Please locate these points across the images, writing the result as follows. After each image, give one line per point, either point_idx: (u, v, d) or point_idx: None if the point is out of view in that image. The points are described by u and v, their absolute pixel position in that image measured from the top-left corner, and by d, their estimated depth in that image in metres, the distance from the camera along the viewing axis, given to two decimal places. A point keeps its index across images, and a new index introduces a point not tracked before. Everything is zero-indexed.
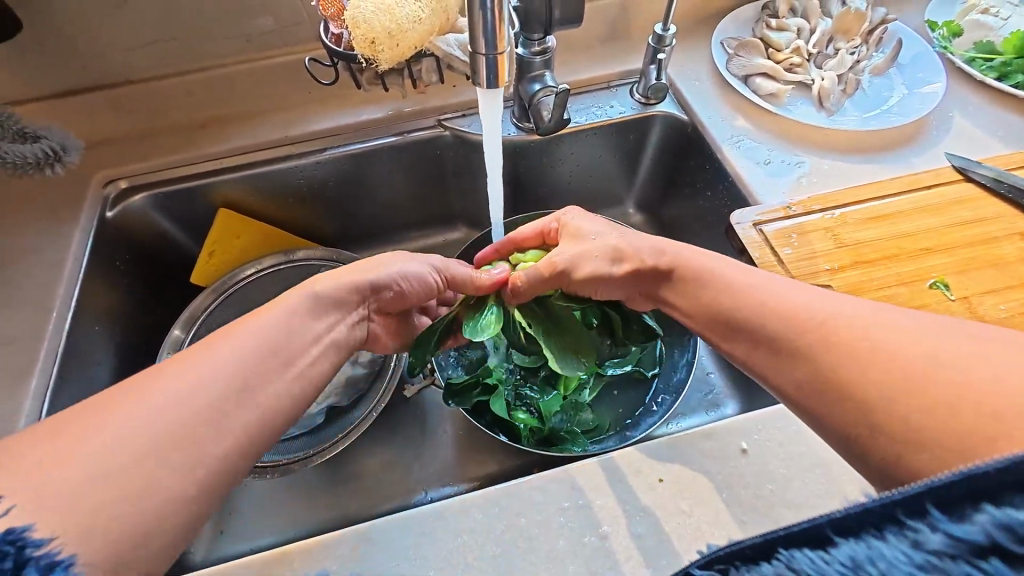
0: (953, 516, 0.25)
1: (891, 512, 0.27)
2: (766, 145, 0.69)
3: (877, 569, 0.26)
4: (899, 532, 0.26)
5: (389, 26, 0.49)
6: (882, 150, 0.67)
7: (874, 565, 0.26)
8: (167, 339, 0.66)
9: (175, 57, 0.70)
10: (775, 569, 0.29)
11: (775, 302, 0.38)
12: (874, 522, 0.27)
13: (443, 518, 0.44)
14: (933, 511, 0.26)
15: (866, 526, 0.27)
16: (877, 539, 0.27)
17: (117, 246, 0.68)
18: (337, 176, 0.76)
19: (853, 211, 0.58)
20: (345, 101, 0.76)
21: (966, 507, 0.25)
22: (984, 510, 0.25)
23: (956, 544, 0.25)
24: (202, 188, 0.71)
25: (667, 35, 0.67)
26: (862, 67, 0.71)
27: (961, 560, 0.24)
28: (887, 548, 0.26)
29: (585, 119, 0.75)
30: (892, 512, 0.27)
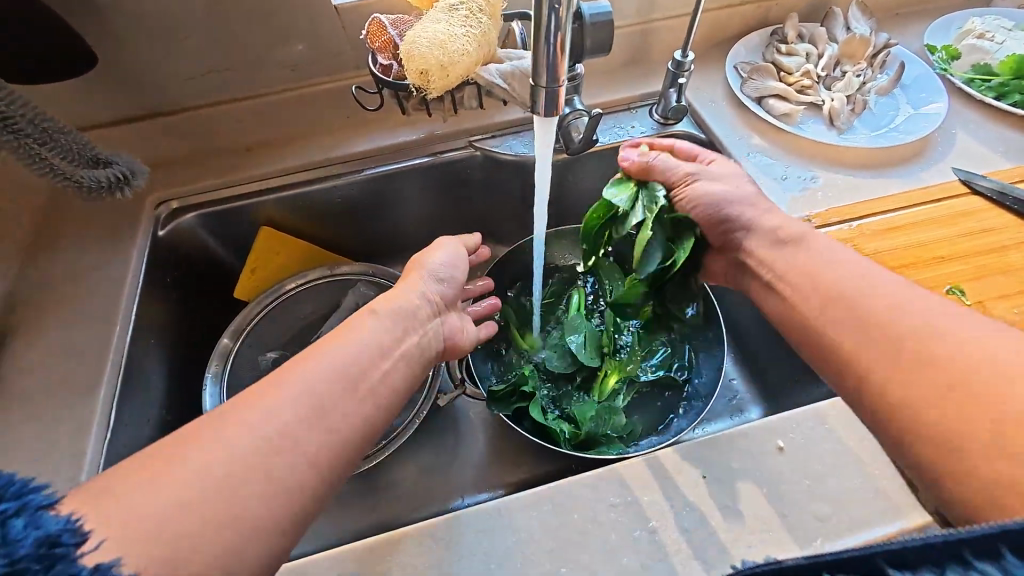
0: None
1: (958, 551, 0.30)
2: (781, 162, 0.73)
3: None
4: (965, 571, 0.30)
5: (441, 59, 0.53)
6: (891, 165, 0.71)
7: None
8: (217, 348, 0.72)
9: (226, 86, 0.74)
10: None
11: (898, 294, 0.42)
12: (934, 560, 0.31)
13: (500, 515, 0.47)
14: (1008, 555, 0.28)
15: (926, 561, 0.31)
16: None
17: (169, 264, 0.72)
18: (374, 194, 0.80)
19: (869, 222, 0.62)
20: (382, 125, 0.80)
21: None
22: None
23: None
24: (248, 207, 0.75)
25: (686, 61, 0.72)
26: (868, 88, 0.76)
27: None
28: None
29: (608, 139, 0.80)
30: (959, 552, 0.30)
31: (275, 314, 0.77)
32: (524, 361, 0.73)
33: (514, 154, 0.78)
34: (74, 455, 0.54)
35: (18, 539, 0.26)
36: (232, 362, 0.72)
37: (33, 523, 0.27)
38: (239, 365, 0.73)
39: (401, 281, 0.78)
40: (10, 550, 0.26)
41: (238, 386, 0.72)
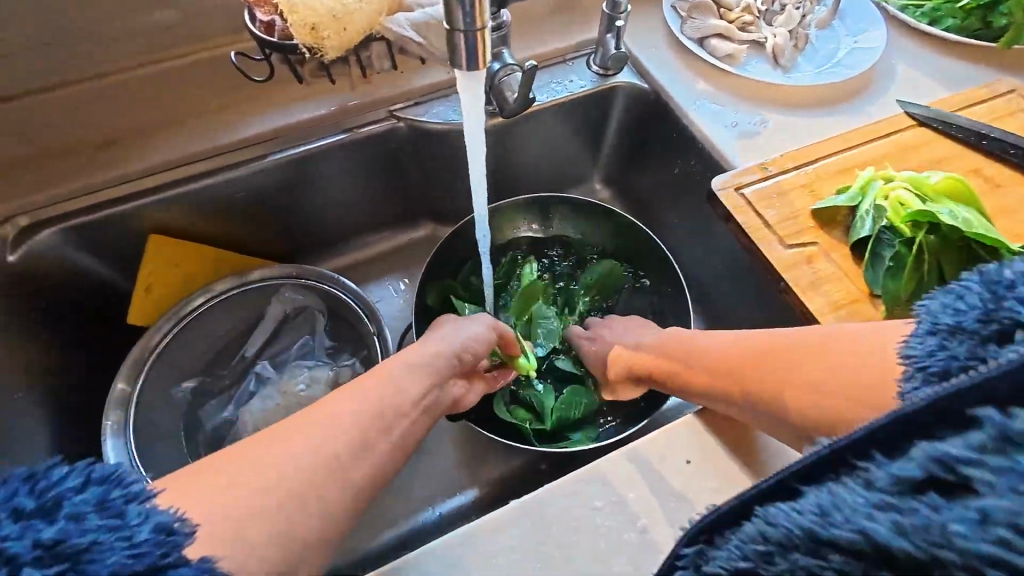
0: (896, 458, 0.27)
1: (842, 458, 0.29)
2: (730, 108, 0.69)
3: (840, 515, 0.26)
4: (854, 475, 0.28)
5: (333, 8, 0.44)
6: (837, 102, 0.68)
7: (838, 513, 0.27)
8: (111, 395, 0.60)
9: (71, 62, 0.60)
10: (753, 527, 0.29)
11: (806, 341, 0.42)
12: (829, 468, 0.29)
13: (475, 540, 0.41)
14: (879, 457, 0.28)
15: (827, 472, 0.30)
16: (838, 486, 0.28)
17: (29, 294, 0.58)
18: (284, 183, 0.68)
19: (824, 165, 0.59)
20: (283, 100, 0.67)
21: (905, 443, 0.27)
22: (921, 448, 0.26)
23: (901, 483, 0.26)
24: (125, 214, 0.62)
25: (622, 0, 0.65)
26: (808, 22, 0.72)
27: (907, 497, 0.26)
28: (847, 495, 0.27)
29: (546, 96, 0.72)
30: (843, 456, 0.29)
31: (188, 337, 0.66)
32: None
33: (441, 122, 0.69)
34: None
35: (135, 527, 0.28)
36: (138, 403, 0.61)
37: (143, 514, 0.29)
38: (148, 404, 0.62)
39: (331, 280, 0.68)
40: (129, 534, 0.27)
41: (149, 429, 0.61)
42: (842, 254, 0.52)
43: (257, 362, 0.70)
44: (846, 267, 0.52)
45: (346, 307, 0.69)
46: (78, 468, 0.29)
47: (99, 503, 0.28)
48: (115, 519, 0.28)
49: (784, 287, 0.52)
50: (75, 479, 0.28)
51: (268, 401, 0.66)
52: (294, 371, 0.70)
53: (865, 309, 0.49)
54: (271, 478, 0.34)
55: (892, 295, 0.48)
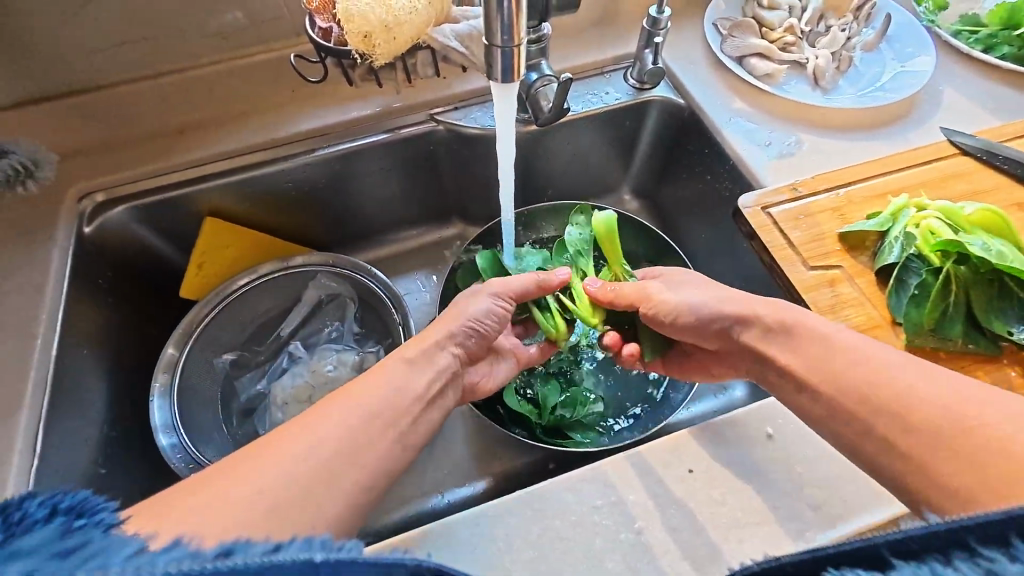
0: None
1: (961, 539, 0.26)
2: (764, 127, 0.69)
3: None
4: (971, 559, 0.26)
5: (385, 18, 0.46)
6: (878, 126, 0.67)
7: None
8: (161, 358, 0.65)
9: (147, 59, 0.66)
10: None
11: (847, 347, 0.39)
12: (940, 548, 0.27)
13: (477, 523, 0.43)
14: (1019, 544, 0.25)
15: (932, 550, 0.27)
16: (944, 569, 0.26)
17: (98, 265, 0.64)
18: (328, 177, 0.73)
19: (857, 190, 0.58)
20: (333, 99, 0.72)
21: None
22: None
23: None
24: (186, 197, 0.68)
25: (662, 17, 0.66)
26: (853, 44, 0.72)
27: None
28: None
29: (581, 107, 0.74)
30: (962, 538, 0.26)
31: (231, 314, 0.71)
32: None
33: (478, 127, 0.72)
34: None
35: (103, 545, 0.27)
36: (182, 370, 0.66)
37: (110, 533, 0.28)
38: (191, 372, 0.67)
39: (364, 270, 0.72)
40: (96, 552, 0.26)
41: (190, 395, 0.66)
42: (867, 280, 0.52)
43: (290, 342, 0.75)
44: (869, 293, 0.51)
45: (375, 297, 0.72)
46: (46, 498, 0.27)
47: (65, 533, 0.27)
48: (81, 544, 0.26)
49: (804, 309, 0.52)
50: (42, 509, 0.27)
51: (297, 379, 0.70)
52: (323, 354, 0.74)
53: (885, 336, 0.49)
54: (273, 476, 0.34)
55: (916, 324, 0.47)
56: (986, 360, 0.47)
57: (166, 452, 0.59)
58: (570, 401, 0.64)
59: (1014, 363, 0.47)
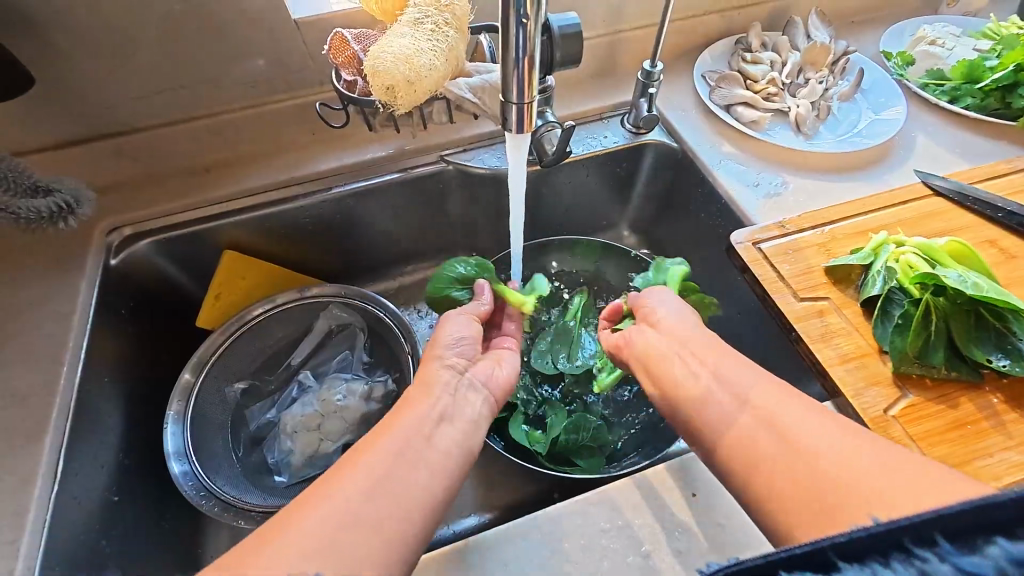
0: (964, 549, 0.27)
1: (899, 540, 0.28)
2: (752, 168, 0.74)
3: None
4: (907, 560, 0.27)
5: (408, 74, 0.51)
6: (858, 168, 0.72)
7: None
8: (177, 385, 0.67)
9: (181, 105, 0.71)
10: None
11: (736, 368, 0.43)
12: (879, 549, 0.28)
13: (489, 547, 0.44)
14: (944, 544, 0.27)
15: (873, 552, 0.28)
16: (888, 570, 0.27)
17: (121, 295, 0.67)
18: (341, 214, 0.77)
19: (841, 226, 0.63)
20: (351, 142, 0.77)
21: (979, 540, 0.27)
22: (996, 544, 0.26)
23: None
24: (209, 231, 0.72)
25: (655, 71, 0.72)
26: (830, 94, 0.78)
27: None
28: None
29: (582, 149, 0.79)
30: (900, 539, 0.28)
31: (245, 341, 0.73)
32: None
33: (486, 168, 0.77)
34: (16, 510, 0.49)
35: None
36: (196, 398, 0.68)
37: None
38: (204, 400, 0.68)
39: (374, 301, 0.75)
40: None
41: (202, 423, 0.67)
42: (853, 312, 0.55)
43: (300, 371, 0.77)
44: (856, 324, 0.55)
45: (385, 327, 0.75)
46: None
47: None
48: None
49: (797, 337, 0.55)
50: None
51: (307, 408, 0.71)
52: (332, 383, 0.75)
53: (873, 364, 0.52)
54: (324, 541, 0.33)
55: (900, 351, 0.50)
56: (971, 388, 0.50)
57: (178, 479, 0.60)
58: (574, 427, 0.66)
59: (995, 390, 0.50)
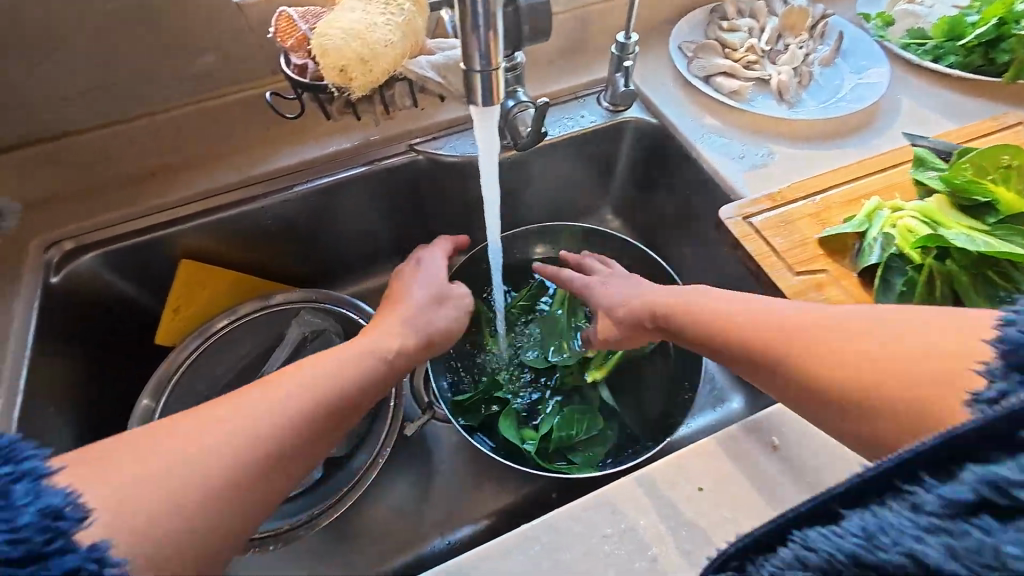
0: (945, 478, 0.27)
1: (909, 472, 0.28)
2: (736, 140, 0.71)
3: (889, 538, 0.27)
4: (900, 498, 0.28)
5: (362, 51, 0.46)
6: (845, 134, 0.70)
7: (886, 535, 0.27)
8: (135, 411, 0.62)
9: (118, 103, 0.65)
10: (791, 551, 0.30)
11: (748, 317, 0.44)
12: (877, 491, 0.29)
13: (483, 563, 0.41)
14: (939, 476, 0.27)
15: (872, 495, 0.29)
16: (883, 510, 0.28)
17: (66, 315, 0.61)
18: (307, 213, 0.72)
19: (832, 194, 0.60)
20: (312, 135, 0.72)
21: (955, 468, 0.27)
22: (970, 469, 0.26)
23: (951, 505, 0.26)
24: (161, 240, 0.66)
25: (630, 42, 0.68)
26: (812, 60, 0.75)
27: (958, 520, 0.26)
28: (893, 517, 0.28)
29: (558, 130, 0.75)
30: (891, 481, 0.29)
31: (210, 358, 0.68)
32: (493, 367, 0.70)
33: (458, 155, 0.72)
34: None
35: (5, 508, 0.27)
36: None
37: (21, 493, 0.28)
38: None
39: (349, 305, 0.70)
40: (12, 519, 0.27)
41: None
42: (851, 283, 0.53)
43: None
44: (856, 296, 0.52)
45: (363, 331, 0.70)
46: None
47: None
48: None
49: None
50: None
51: None
52: None
53: None
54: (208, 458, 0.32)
55: None
56: None
57: None
58: (565, 422, 0.63)
59: None
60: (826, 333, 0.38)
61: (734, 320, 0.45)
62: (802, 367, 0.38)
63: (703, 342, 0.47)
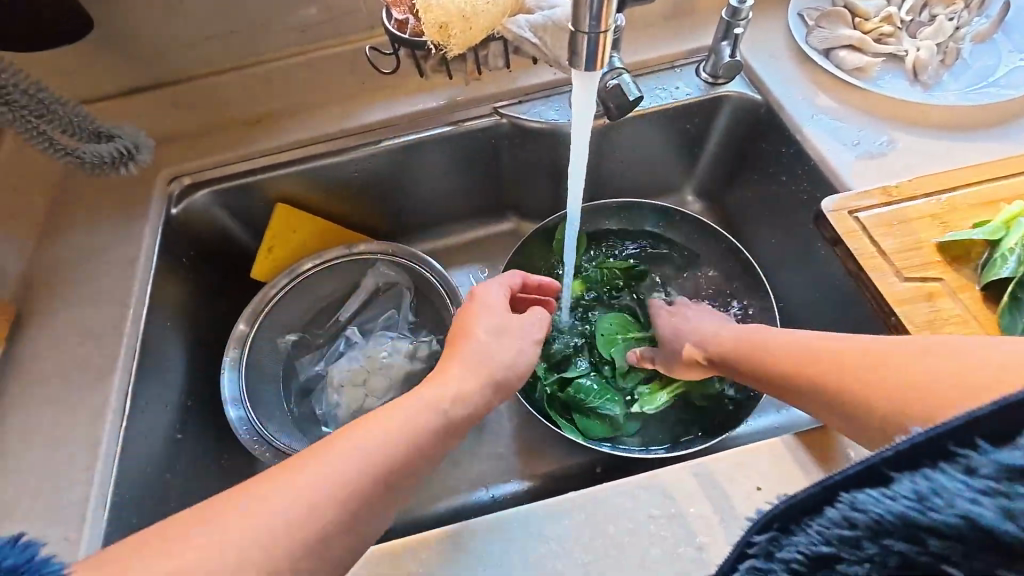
0: (1003, 446, 0.29)
1: (942, 445, 0.30)
2: (852, 124, 0.63)
3: (942, 499, 0.28)
4: (952, 462, 0.30)
5: (464, 8, 0.47)
6: (990, 125, 0.60)
7: (939, 496, 0.28)
8: (232, 334, 0.69)
9: (235, 51, 0.70)
10: (839, 512, 0.32)
11: (813, 345, 0.46)
12: (927, 455, 0.31)
13: (531, 520, 0.43)
14: (984, 444, 0.29)
15: (920, 460, 0.31)
16: (935, 472, 0.29)
17: (182, 243, 0.69)
18: (390, 169, 0.74)
19: (963, 194, 0.53)
20: (405, 92, 0.73)
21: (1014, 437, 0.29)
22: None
23: (1009, 471, 0.27)
24: (261, 183, 0.71)
25: (744, 7, 0.62)
26: (962, 35, 0.65)
27: (1013, 483, 0.27)
28: (947, 482, 0.29)
29: (649, 101, 0.71)
30: (943, 445, 0.30)
31: (295, 296, 0.73)
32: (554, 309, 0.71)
33: (542, 122, 0.71)
34: (92, 441, 0.53)
35: None
36: (250, 347, 0.69)
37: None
38: (258, 349, 0.70)
39: (423, 262, 0.73)
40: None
41: (258, 372, 0.69)
42: (969, 297, 0.47)
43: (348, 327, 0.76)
44: (971, 312, 0.47)
45: (431, 287, 0.73)
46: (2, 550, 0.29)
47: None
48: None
49: (896, 324, 0.48)
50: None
51: (354, 362, 0.72)
52: (378, 340, 0.75)
53: None
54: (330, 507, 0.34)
55: None
56: None
57: (234, 423, 0.63)
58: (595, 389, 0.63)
59: None
60: (927, 375, 0.38)
61: (795, 344, 0.48)
62: (884, 398, 0.40)
63: (774, 386, 0.49)
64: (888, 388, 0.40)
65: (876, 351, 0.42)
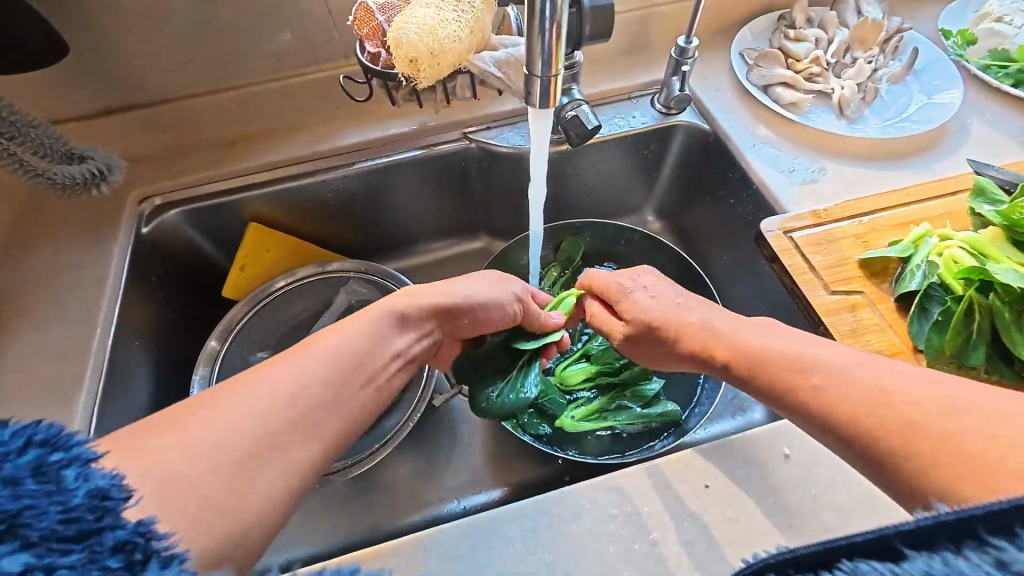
0: None
1: (971, 528, 0.26)
2: (788, 153, 0.70)
3: None
4: (979, 547, 0.26)
5: (432, 46, 0.50)
6: (905, 156, 0.68)
7: None
8: (203, 351, 0.69)
9: (210, 76, 0.72)
10: None
11: (817, 348, 0.40)
12: (949, 536, 0.27)
13: (496, 524, 0.45)
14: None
15: (942, 538, 0.27)
16: (957, 558, 0.26)
17: (151, 262, 0.69)
18: (362, 190, 0.77)
19: (880, 216, 0.60)
20: (379, 117, 0.76)
21: None
22: None
23: None
24: (234, 203, 0.73)
25: (689, 47, 0.68)
26: (880, 75, 0.73)
27: None
28: (966, 567, 0.25)
29: (608, 129, 0.76)
30: (972, 527, 0.26)
31: (266, 314, 0.74)
32: None
33: (509, 147, 0.75)
34: None
35: (70, 491, 0.25)
36: (220, 364, 0.69)
37: (83, 475, 0.26)
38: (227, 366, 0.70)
39: (395, 280, 0.76)
40: (65, 498, 0.25)
41: None
42: (887, 308, 0.53)
43: None
44: (890, 321, 0.53)
45: None
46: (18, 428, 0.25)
47: None
48: (52, 485, 0.25)
49: (825, 332, 0.53)
50: (16, 438, 0.25)
51: None
52: None
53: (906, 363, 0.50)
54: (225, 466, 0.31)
55: (936, 349, 0.49)
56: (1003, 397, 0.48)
57: None
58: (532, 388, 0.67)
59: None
60: (936, 408, 0.33)
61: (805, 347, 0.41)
62: (869, 418, 0.35)
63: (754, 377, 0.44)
64: (880, 404, 0.34)
65: (879, 371, 0.36)
